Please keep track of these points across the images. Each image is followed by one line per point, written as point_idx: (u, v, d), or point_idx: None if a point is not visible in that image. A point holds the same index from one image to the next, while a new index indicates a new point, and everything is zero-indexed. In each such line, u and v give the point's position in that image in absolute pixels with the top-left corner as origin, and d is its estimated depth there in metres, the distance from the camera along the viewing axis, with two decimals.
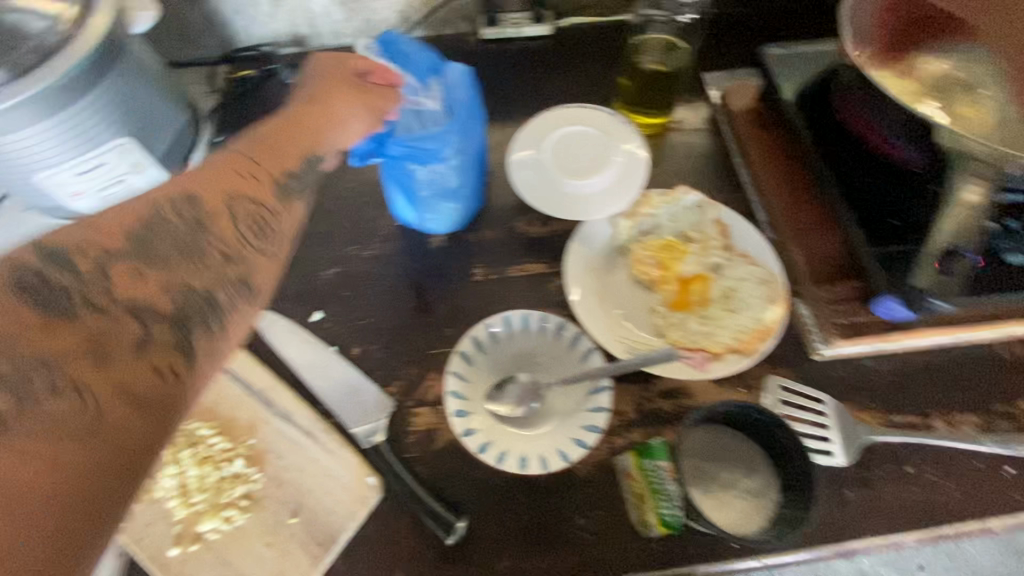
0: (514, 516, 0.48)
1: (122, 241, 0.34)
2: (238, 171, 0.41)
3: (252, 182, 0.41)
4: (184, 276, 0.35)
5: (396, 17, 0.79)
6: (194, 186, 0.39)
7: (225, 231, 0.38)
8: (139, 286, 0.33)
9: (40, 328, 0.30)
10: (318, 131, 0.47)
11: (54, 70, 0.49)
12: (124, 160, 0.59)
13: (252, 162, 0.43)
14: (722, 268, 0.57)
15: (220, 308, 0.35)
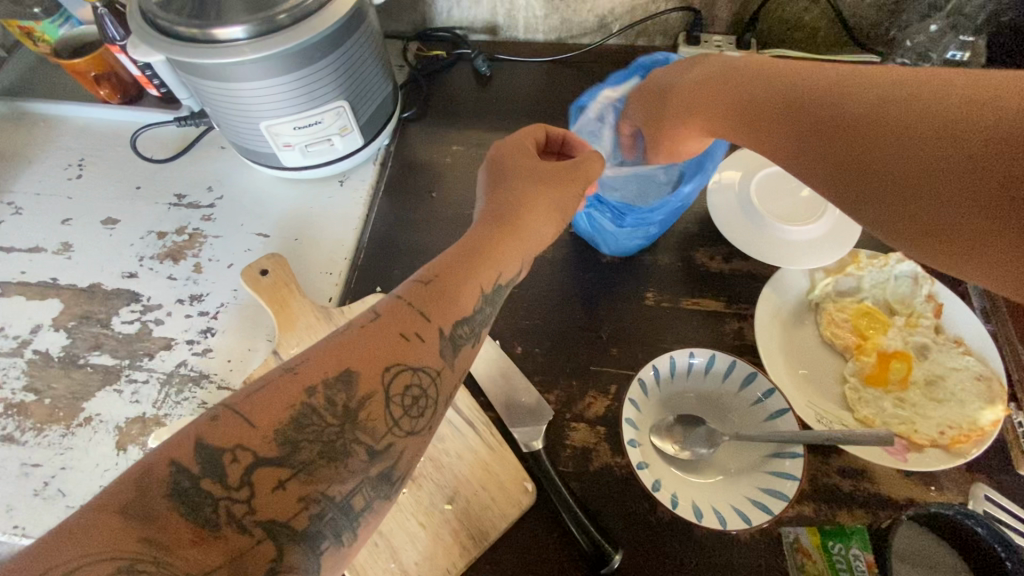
0: (665, 559, 0.45)
1: (277, 446, 0.31)
2: (403, 330, 0.37)
3: (415, 345, 0.37)
4: (325, 484, 0.32)
5: (593, 22, 0.78)
6: (353, 362, 0.35)
7: (375, 421, 0.34)
8: (280, 498, 0.30)
9: (193, 544, 0.28)
10: (495, 255, 0.44)
11: (312, 29, 0.51)
12: (336, 121, 0.61)
13: (419, 311, 0.38)
14: (929, 351, 0.52)
15: (355, 510, 0.33)
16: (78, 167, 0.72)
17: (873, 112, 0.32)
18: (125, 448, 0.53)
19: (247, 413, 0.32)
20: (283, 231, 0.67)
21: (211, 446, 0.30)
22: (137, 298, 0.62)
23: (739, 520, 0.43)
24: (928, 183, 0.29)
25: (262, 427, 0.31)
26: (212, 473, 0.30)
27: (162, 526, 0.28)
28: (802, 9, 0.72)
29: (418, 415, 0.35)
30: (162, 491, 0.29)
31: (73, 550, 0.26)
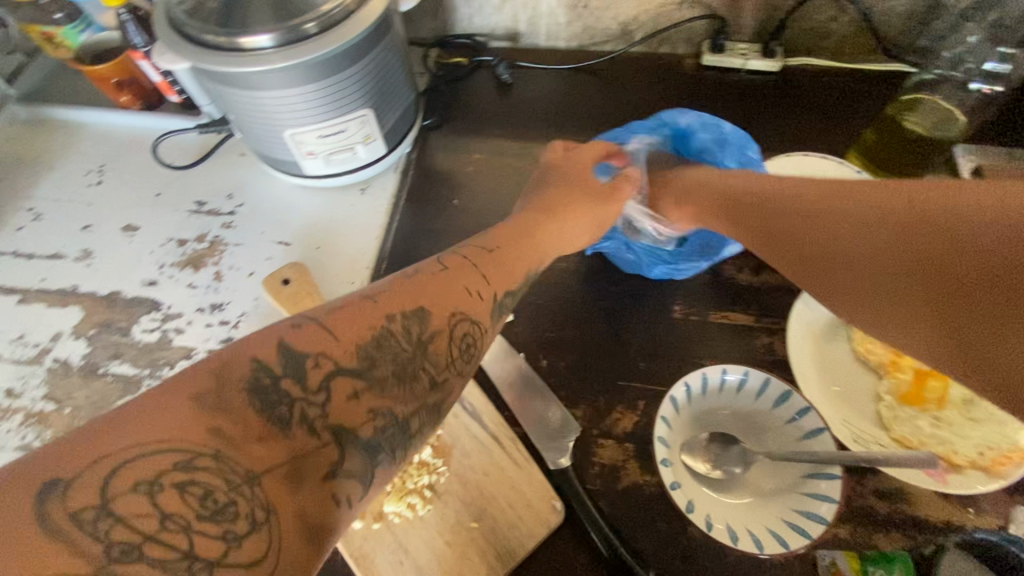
0: None
1: (353, 359, 0.31)
2: (466, 283, 0.41)
3: (474, 299, 0.40)
4: (392, 402, 0.32)
5: (616, 30, 0.78)
6: (422, 300, 0.37)
7: (440, 353, 0.35)
8: (353, 407, 0.30)
9: (259, 440, 0.27)
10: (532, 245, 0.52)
11: (338, 39, 0.51)
12: (360, 130, 0.61)
13: (478, 281, 0.43)
14: None
15: (408, 429, 0.32)
16: (98, 173, 0.72)
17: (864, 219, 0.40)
18: None
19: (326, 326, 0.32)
20: (304, 239, 0.66)
21: (294, 348, 0.30)
22: (157, 307, 0.62)
23: (774, 541, 0.42)
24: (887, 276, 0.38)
25: (342, 340, 0.32)
26: (294, 374, 0.29)
27: (235, 416, 0.27)
28: (830, 17, 0.71)
29: (466, 361, 0.37)
30: (240, 385, 0.28)
31: (133, 436, 0.24)
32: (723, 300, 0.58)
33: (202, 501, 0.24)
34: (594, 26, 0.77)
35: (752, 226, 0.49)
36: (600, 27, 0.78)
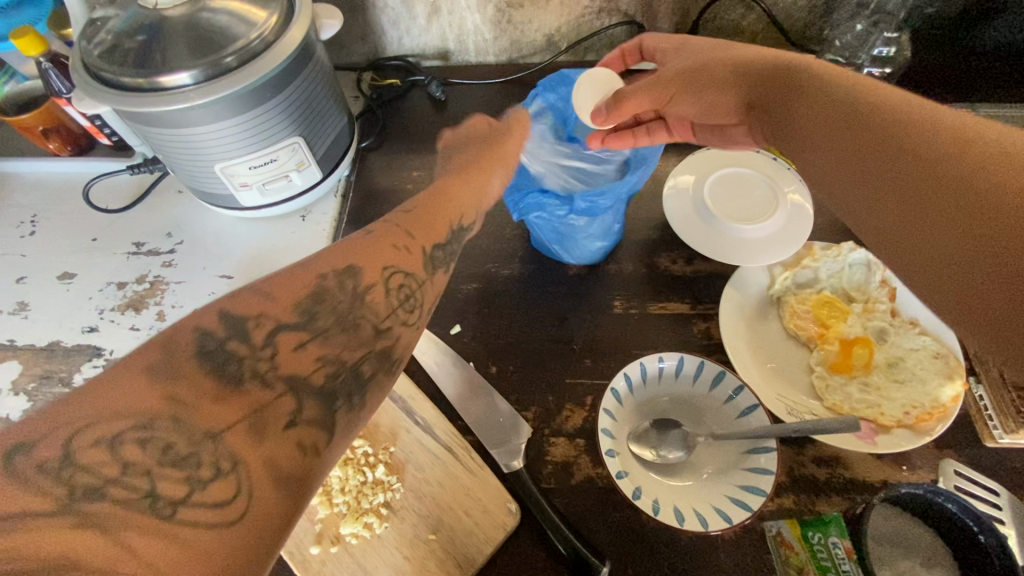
0: (652, 567, 0.45)
1: (296, 314, 0.33)
2: (394, 245, 0.40)
3: (408, 257, 0.40)
4: (338, 349, 0.33)
5: (542, 42, 0.80)
6: (358, 260, 0.37)
7: (377, 303, 0.36)
8: (299, 358, 0.31)
9: (213, 399, 0.28)
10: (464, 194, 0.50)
11: (259, 71, 0.51)
12: (291, 157, 0.61)
13: (410, 235, 0.42)
14: (887, 333, 0.54)
15: (363, 379, 0.34)
16: (31, 224, 0.71)
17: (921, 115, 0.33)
18: None
19: (269, 289, 0.34)
20: (248, 271, 0.66)
21: (234, 314, 0.32)
22: (100, 353, 0.61)
23: (718, 517, 0.44)
24: (928, 183, 0.31)
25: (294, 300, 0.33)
26: (236, 335, 0.31)
27: (186, 382, 0.28)
28: (739, 15, 0.75)
29: (410, 309, 0.38)
30: (189, 351, 0.29)
31: (93, 403, 0.26)
32: (660, 292, 0.60)
33: (163, 453, 0.26)
34: (520, 39, 0.80)
35: (766, 102, 0.43)
36: (526, 40, 0.80)
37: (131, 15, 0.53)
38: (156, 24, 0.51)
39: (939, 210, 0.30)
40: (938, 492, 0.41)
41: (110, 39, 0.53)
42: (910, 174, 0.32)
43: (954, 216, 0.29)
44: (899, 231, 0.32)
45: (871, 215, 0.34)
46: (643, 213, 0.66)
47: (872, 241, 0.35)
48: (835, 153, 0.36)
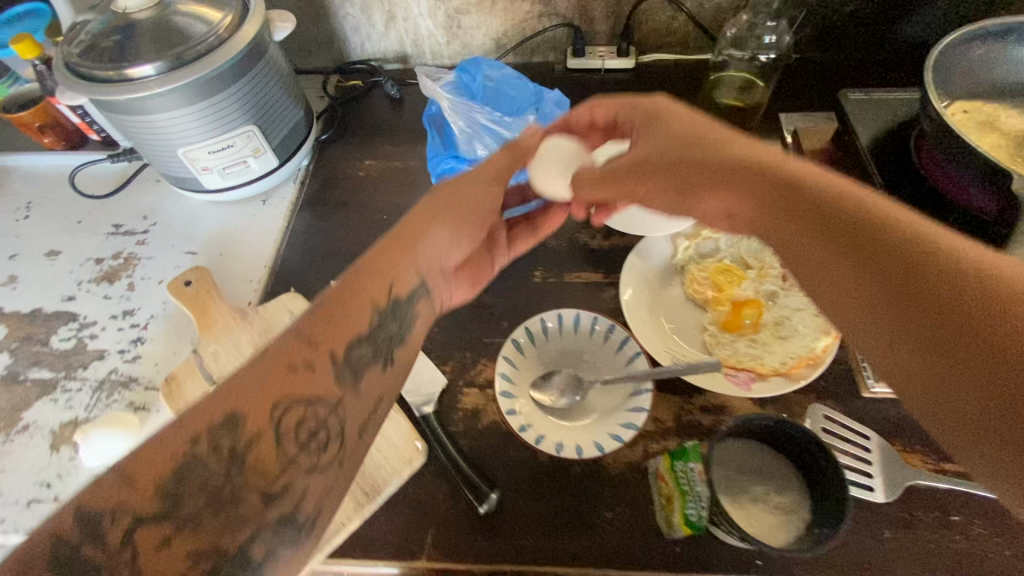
0: (542, 498, 0.50)
1: (157, 501, 0.30)
2: (293, 359, 0.36)
3: (310, 375, 0.36)
4: (215, 537, 0.30)
5: (490, 45, 0.87)
6: (240, 403, 0.33)
7: (266, 461, 0.33)
8: (165, 557, 0.29)
9: None
10: (392, 268, 0.43)
11: (211, 64, 0.59)
12: (248, 144, 0.69)
13: (310, 344, 0.37)
14: (777, 296, 0.58)
15: (253, 562, 0.31)
16: (24, 210, 0.79)
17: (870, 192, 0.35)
18: (59, 448, 0.58)
19: (128, 472, 0.30)
20: (211, 248, 0.73)
21: (90, 511, 0.29)
22: (75, 318, 0.68)
23: (594, 448, 0.50)
24: (881, 252, 0.33)
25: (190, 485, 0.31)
26: (91, 536, 0.28)
27: None
28: (669, 17, 0.81)
29: (320, 449, 0.35)
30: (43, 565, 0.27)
31: None
32: (578, 263, 0.66)
33: None
34: (470, 42, 0.87)
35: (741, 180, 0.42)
36: (476, 43, 0.87)
37: (107, 19, 0.61)
38: (126, 26, 0.59)
39: (894, 278, 0.32)
40: (786, 422, 0.45)
41: (87, 40, 0.60)
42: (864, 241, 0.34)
43: (904, 285, 0.31)
44: (851, 289, 0.34)
45: (844, 289, 0.34)
46: None
47: (820, 297, 0.36)
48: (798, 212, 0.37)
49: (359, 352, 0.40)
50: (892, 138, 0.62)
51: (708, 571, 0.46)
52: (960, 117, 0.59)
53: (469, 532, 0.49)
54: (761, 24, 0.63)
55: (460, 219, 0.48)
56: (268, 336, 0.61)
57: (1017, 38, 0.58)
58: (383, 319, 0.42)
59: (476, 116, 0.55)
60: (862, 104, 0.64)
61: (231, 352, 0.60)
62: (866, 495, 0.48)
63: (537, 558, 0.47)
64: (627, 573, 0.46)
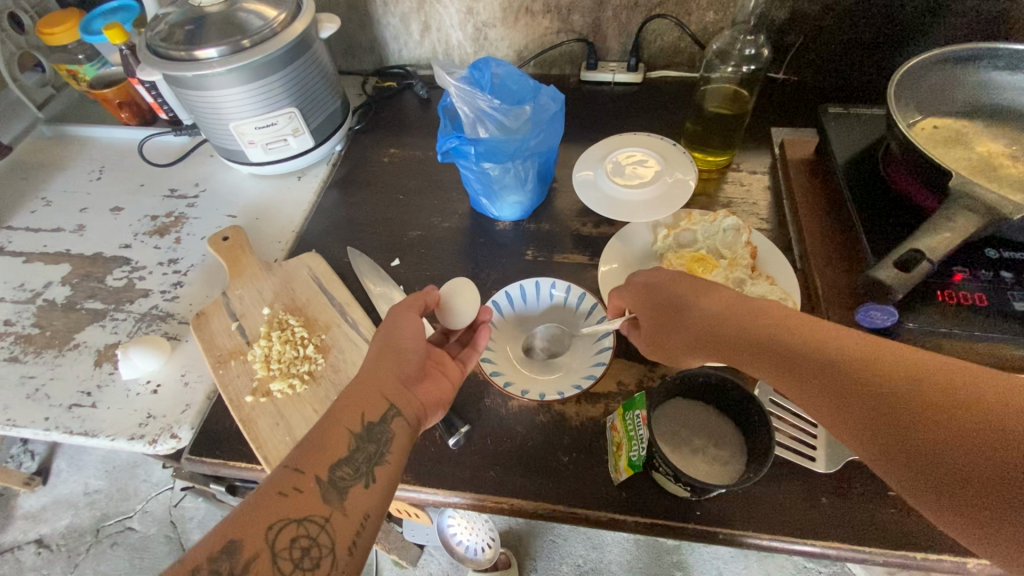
0: (507, 439, 0.55)
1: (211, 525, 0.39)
2: (283, 487, 0.42)
3: (298, 498, 0.42)
4: None
5: (513, 56, 0.96)
6: (241, 531, 0.40)
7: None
8: None
9: None
10: (360, 399, 0.48)
11: (265, 51, 0.69)
12: (288, 124, 0.79)
13: (300, 470, 0.43)
14: (745, 284, 0.63)
15: None
16: (98, 172, 0.91)
17: (798, 321, 0.44)
18: (101, 364, 0.67)
19: None
20: (248, 213, 0.83)
21: None
22: (128, 262, 0.78)
23: (556, 394, 0.57)
24: (821, 366, 0.39)
25: (251, 542, 0.39)
26: None
27: None
28: (676, 38, 0.89)
29: (311, 568, 0.39)
30: None
31: None
32: (568, 245, 0.72)
33: None
34: (495, 53, 0.96)
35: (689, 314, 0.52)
36: (500, 54, 0.97)
37: (185, 12, 0.72)
38: (200, 18, 0.70)
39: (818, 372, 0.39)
40: (727, 380, 0.50)
41: (166, 28, 0.72)
42: (804, 360, 0.41)
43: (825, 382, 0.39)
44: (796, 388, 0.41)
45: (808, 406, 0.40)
46: (567, 187, 0.78)
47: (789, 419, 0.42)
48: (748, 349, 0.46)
49: (342, 472, 0.44)
50: (863, 148, 0.67)
51: (649, 516, 0.51)
52: (926, 131, 0.64)
53: (439, 462, 0.55)
54: (742, 39, 0.70)
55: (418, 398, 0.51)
56: (287, 287, 0.70)
57: (985, 63, 0.63)
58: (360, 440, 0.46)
59: (478, 102, 0.64)
60: (839, 118, 0.70)
61: (254, 297, 0.69)
62: (806, 463, 0.52)
63: (496, 489, 0.53)
64: (576, 511, 0.51)
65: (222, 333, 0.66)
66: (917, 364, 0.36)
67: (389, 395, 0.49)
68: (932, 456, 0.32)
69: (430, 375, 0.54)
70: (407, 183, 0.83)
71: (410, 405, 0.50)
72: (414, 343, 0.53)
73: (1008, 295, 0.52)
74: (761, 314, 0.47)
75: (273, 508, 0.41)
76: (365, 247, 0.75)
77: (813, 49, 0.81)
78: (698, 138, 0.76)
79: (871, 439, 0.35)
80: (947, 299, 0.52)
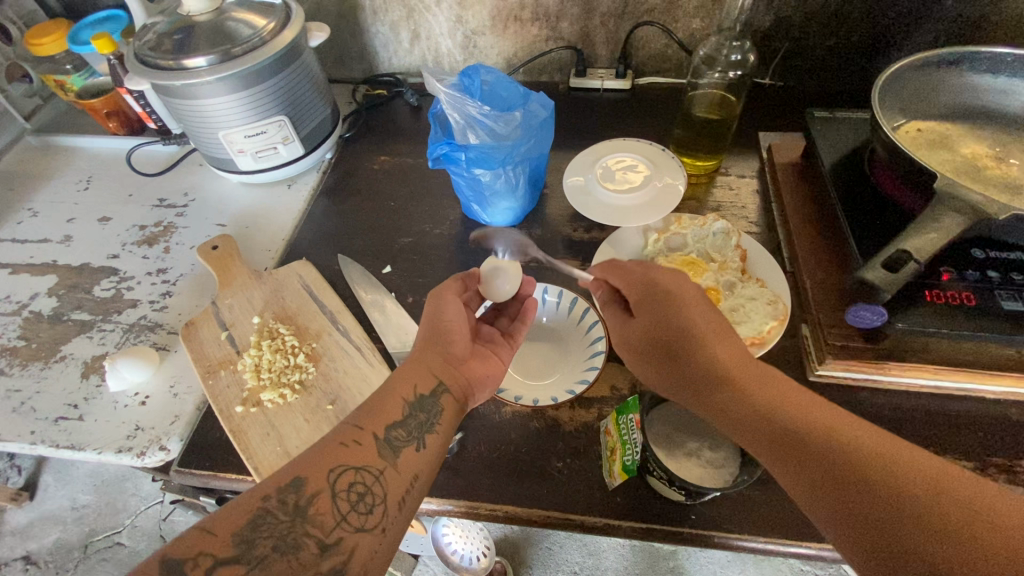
0: (501, 446, 0.55)
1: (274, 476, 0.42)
2: (345, 439, 0.46)
3: (356, 450, 0.45)
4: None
5: (502, 63, 0.97)
6: (304, 470, 0.43)
7: (324, 515, 0.41)
8: None
9: None
10: (412, 371, 0.51)
11: (254, 59, 0.69)
12: (278, 132, 0.79)
13: (360, 427, 0.47)
14: (735, 286, 0.63)
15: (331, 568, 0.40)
16: (86, 182, 0.90)
17: (774, 390, 0.43)
18: (88, 376, 0.66)
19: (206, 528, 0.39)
20: (238, 222, 0.82)
21: None
22: (116, 273, 0.77)
23: (549, 399, 0.57)
24: (787, 434, 0.40)
25: (319, 481, 0.43)
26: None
27: None
28: (663, 45, 0.90)
29: (367, 512, 0.43)
30: None
31: None
32: (560, 251, 0.72)
33: None
34: (484, 60, 0.97)
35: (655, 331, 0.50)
36: (489, 61, 0.97)
37: (174, 21, 0.72)
38: (187, 27, 0.70)
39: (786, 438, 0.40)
40: None
41: (155, 37, 0.71)
42: (769, 423, 0.41)
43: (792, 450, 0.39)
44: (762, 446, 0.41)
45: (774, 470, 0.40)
46: (557, 193, 0.79)
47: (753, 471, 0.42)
48: (729, 407, 0.44)
49: (396, 434, 0.48)
50: (850, 151, 0.67)
51: (645, 520, 0.50)
52: (911, 134, 0.65)
53: None
54: (728, 46, 0.71)
55: (467, 376, 0.54)
56: (277, 295, 0.69)
57: (967, 67, 0.64)
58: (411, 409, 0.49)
59: (468, 108, 0.64)
60: (826, 122, 0.71)
61: (244, 306, 0.68)
62: None
63: (490, 496, 0.52)
64: (571, 517, 0.51)
65: (211, 343, 0.65)
66: (911, 466, 0.36)
67: (439, 373, 0.52)
68: (916, 566, 0.32)
69: (477, 356, 0.56)
70: (398, 190, 0.83)
71: (461, 382, 0.53)
72: (458, 324, 0.55)
73: (996, 295, 0.52)
74: (746, 373, 0.45)
75: (335, 456, 0.44)
76: (356, 254, 0.75)
77: (798, 55, 0.82)
78: (687, 143, 0.77)
79: (854, 535, 0.35)
80: (933, 299, 0.53)
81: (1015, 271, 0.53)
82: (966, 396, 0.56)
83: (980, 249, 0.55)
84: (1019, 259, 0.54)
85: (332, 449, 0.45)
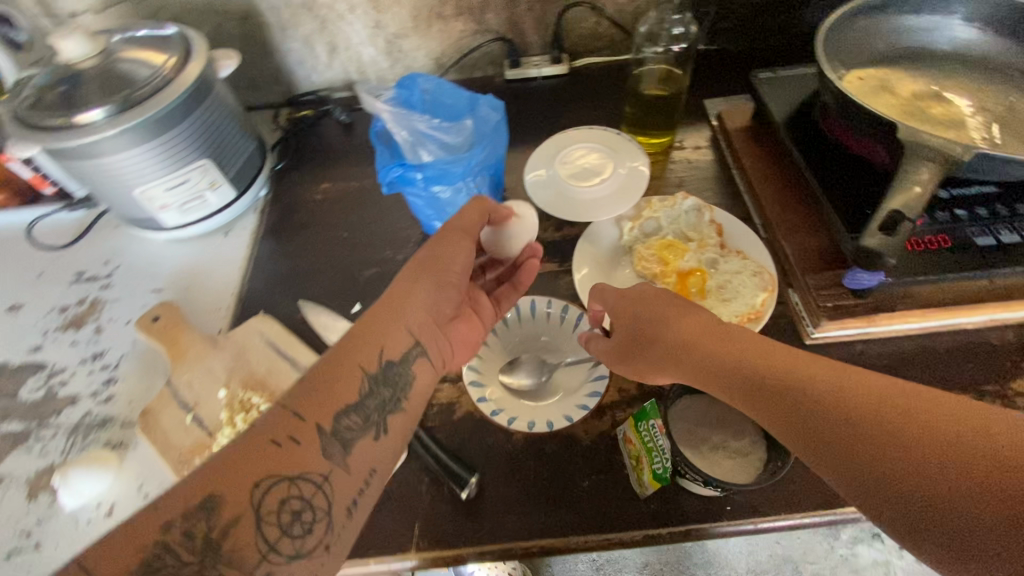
0: (521, 476, 0.52)
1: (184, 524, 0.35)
2: (274, 437, 0.39)
3: (292, 450, 0.39)
4: None
5: (431, 64, 0.92)
6: (219, 487, 0.36)
7: (243, 549, 0.35)
8: None
9: None
10: (381, 331, 0.47)
11: (161, 102, 0.61)
12: (203, 178, 0.71)
13: (300, 418, 0.41)
14: (718, 263, 0.63)
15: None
16: None
17: (743, 345, 0.44)
18: (37, 497, 0.57)
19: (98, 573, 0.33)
20: (176, 284, 0.74)
21: None
22: (43, 368, 0.68)
23: (562, 419, 0.54)
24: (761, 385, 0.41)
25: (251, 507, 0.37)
26: None
27: None
28: (594, 23, 0.87)
29: (305, 532, 0.38)
30: None
31: None
32: None
33: None
34: (412, 64, 0.91)
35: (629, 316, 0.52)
36: (417, 64, 0.92)
37: (53, 71, 0.62)
38: (72, 76, 0.61)
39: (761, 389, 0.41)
40: None
41: (34, 94, 0.61)
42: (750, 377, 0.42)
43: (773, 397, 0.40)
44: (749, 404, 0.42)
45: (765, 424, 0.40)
46: (518, 194, 0.75)
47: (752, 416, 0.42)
48: (709, 368, 0.45)
49: (348, 422, 0.42)
50: (801, 108, 0.67)
51: (682, 522, 0.49)
52: (853, 87, 0.65)
53: (455, 519, 0.51)
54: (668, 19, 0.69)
55: (443, 324, 0.51)
56: (240, 360, 0.63)
57: (892, 10, 0.66)
58: (372, 387, 0.45)
59: (416, 124, 0.60)
60: (772, 82, 0.70)
61: (205, 380, 0.61)
62: None
63: (523, 533, 0.49)
64: (609, 536, 0.49)
65: (177, 429, 0.58)
66: (871, 394, 0.36)
67: (415, 330, 0.49)
68: (900, 483, 0.32)
69: (463, 317, 0.55)
70: (348, 218, 0.77)
71: (431, 369, 0.49)
72: (464, 275, 0.53)
73: (969, 236, 0.53)
74: (713, 335, 0.47)
75: (260, 465, 0.38)
76: (318, 297, 0.69)
77: (729, 16, 0.81)
78: (640, 121, 0.75)
79: (845, 471, 0.35)
80: (915, 248, 0.53)
81: (979, 206, 0.54)
82: (950, 332, 0.58)
83: (944, 189, 0.55)
84: (982, 194, 0.54)
85: (259, 454, 0.38)
